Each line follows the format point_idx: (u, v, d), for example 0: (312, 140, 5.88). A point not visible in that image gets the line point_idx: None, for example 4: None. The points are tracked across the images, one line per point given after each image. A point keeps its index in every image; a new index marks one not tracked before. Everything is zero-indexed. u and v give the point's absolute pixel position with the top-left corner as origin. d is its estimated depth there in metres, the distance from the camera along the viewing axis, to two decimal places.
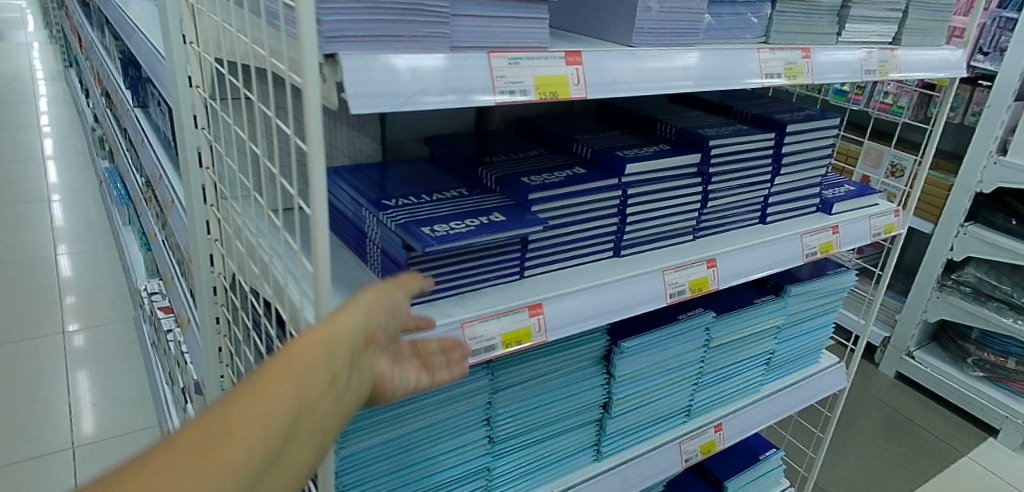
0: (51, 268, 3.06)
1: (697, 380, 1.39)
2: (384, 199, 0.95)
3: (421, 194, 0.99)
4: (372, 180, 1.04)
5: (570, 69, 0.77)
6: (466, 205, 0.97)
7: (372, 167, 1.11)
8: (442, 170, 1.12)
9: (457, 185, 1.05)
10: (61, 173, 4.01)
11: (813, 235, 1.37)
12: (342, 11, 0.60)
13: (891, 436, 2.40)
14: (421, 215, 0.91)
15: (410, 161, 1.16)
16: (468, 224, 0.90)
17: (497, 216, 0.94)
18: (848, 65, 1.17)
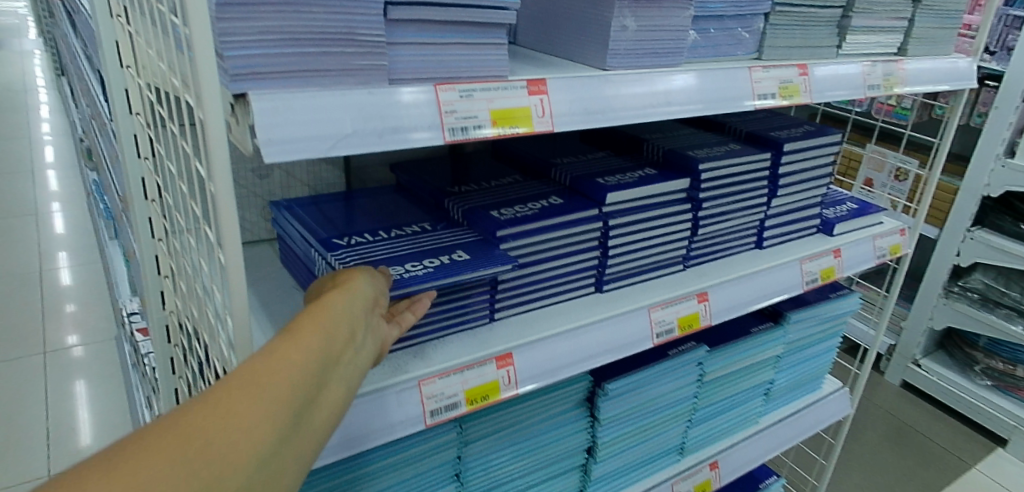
0: (45, 281, 2.91)
1: (691, 416, 1.30)
2: (336, 238, 0.86)
3: (380, 231, 0.91)
4: (327, 214, 0.94)
5: (534, 100, 0.68)
6: (427, 243, 0.88)
7: (330, 199, 1.02)
8: (407, 201, 1.02)
9: (421, 219, 0.96)
10: (55, 184, 3.88)
11: (813, 260, 1.28)
12: (251, 45, 0.51)
13: (897, 448, 2.29)
14: (373, 255, 0.82)
15: (375, 192, 1.07)
16: (426, 265, 0.81)
17: (462, 254, 0.85)
18: (850, 80, 1.07)
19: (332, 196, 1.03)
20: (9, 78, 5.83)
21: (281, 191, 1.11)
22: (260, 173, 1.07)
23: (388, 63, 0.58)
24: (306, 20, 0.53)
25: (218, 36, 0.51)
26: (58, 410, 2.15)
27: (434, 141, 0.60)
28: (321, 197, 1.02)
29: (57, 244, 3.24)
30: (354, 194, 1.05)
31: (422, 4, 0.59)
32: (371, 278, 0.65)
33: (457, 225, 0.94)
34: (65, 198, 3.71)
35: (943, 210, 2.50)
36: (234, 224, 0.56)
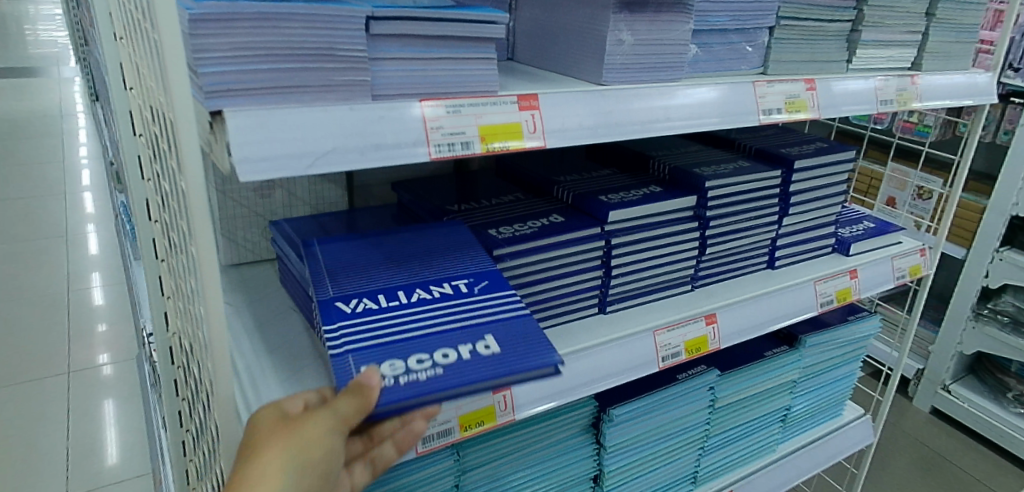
0: (81, 301, 2.82)
1: (703, 444, 1.25)
2: (349, 307, 0.73)
3: (408, 294, 0.76)
4: (352, 272, 0.80)
5: (525, 115, 0.66)
6: (455, 316, 0.73)
7: (366, 249, 0.87)
8: (452, 246, 0.87)
9: (459, 274, 0.80)
10: (94, 203, 3.84)
11: (828, 281, 1.24)
12: (226, 61, 0.51)
13: (929, 480, 2.19)
14: (384, 341, 0.68)
15: (421, 233, 0.91)
16: (442, 361, 0.66)
17: (491, 345, 0.69)
18: (860, 94, 1.04)
19: (369, 244, 0.89)
20: (46, 105, 5.92)
21: (282, 211, 1.07)
22: (261, 192, 1.03)
23: (371, 77, 0.57)
24: (283, 35, 0.52)
25: (192, 51, 0.50)
26: (84, 432, 2.07)
27: (416, 156, 0.59)
28: (356, 245, 0.88)
29: (88, 263, 3.16)
30: (394, 238, 0.90)
31: (407, 18, 0.58)
32: (307, 457, 0.53)
33: (498, 294, 0.77)
34: (98, 218, 3.66)
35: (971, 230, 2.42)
36: (210, 240, 0.55)
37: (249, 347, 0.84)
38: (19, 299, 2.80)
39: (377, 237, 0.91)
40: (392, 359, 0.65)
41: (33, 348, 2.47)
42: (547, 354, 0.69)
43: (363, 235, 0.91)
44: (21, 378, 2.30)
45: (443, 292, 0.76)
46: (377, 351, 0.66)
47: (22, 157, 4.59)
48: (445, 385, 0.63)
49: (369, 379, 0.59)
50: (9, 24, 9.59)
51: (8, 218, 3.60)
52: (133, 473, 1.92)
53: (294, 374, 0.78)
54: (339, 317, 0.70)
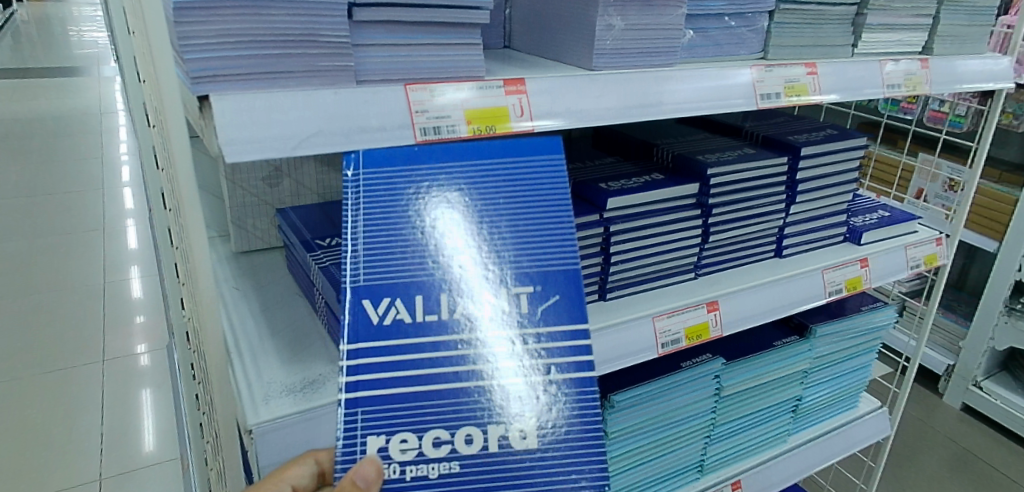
0: (121, 291, 2.89)
1: (710, 433, 1.25)
2: (376, 316, 0.60)
3: (454, 305, 0.61)
4: (393, 247, 0.62)
5: (512, 99, 0.67)
6: (501, 363, 0.60)
7: (423, 186, 0.64)
8: (531, 215, 0.65)
9: (526, 277, 0.63)
10: (123, 200, 3.93)
11: (838, 270, 1.22)
12: (211, 48, 0.53)
13: (954, 477, 2.13)
14: (406, 398, 0.59)
15: (502, 165, 0.66)
16: (463, 451, 0.58)
17: (528, 437, 0.59)
18: (868, 79, 1.02)
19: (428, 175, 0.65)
20: (87, 104, 6.09)
21: (291, 200, 1.09)
22: (269, 181, 1.05)
23: (355, 63, 0.59)
24: (266, 23, 0.54)
25: (178, 39, 0.52)
26: (121, 418, 2.12)
27: (403, 138, 0.60)
28: (409, 176, 0.64)
29: (126, 256, 3.24)
30: (465, 165, 0.66)
31: (390, 5, 0.60)
32: None
33: (567, 339, 0.61)
34: (136, 212, 3.76)
35: (1003, 222, 2.34)
36: (200, 220, 0.59)
37: (252, 328, 0.86)
38: (58, 290, 2.89)
39: (443, 154, 0.66)
40: (404, 430, 0.58)
41: (73, 337, 2.55)
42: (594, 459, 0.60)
43: (425, 148, 0.66)
44: (60, 366, 2.37)
45: (496, 322, 0.61)
46: (394, 412, 0.58)
47: (64, 154, 4.73)
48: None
49: (362, 480, 0.55)
50: (51, 26, 9.86)
51: (50, 213, 3.72)
52: (165, 458, 1.97)
53: (296, 354, 0.80)
54: (361, 339, 0.59)
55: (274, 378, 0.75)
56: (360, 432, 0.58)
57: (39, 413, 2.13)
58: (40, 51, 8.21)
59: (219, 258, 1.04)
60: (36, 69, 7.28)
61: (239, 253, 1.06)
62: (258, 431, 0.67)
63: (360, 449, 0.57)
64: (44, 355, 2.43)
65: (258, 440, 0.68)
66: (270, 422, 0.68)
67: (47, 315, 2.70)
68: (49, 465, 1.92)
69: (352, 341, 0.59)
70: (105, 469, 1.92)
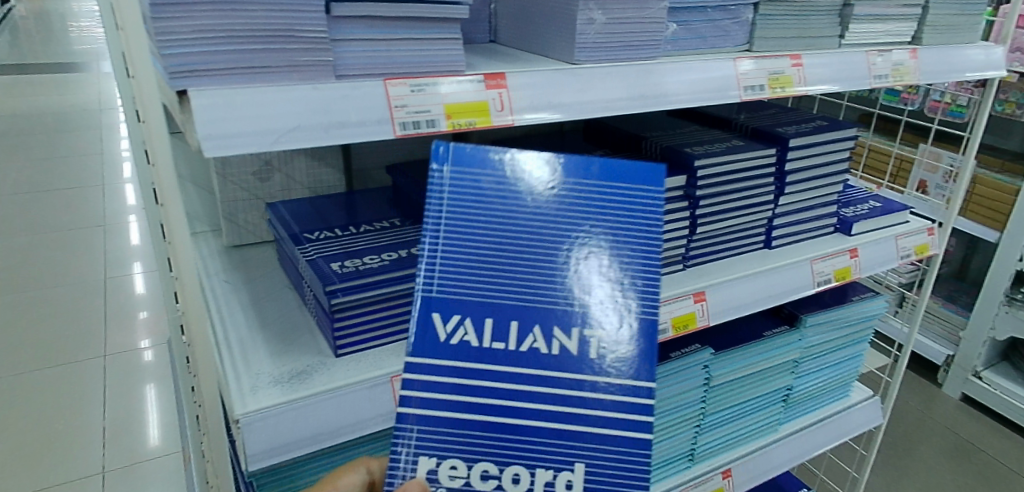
0: (124, 287, 2.92)
1: (700, 422, 1.26)
2: (443, 331, 0.59)
3: (525, 334, 0.59)
4: (469, 262, 0.61)
5: (491, 94, 0.68)
6: (562, 406, 0.58)
7: (510, 202, 0.62)
8: (619, 250, 0.62)
9: (603, 318, 0.60)
10: (124, 196, 3.95)
11: (826, 260, 1.23)
12: (189, 43, 0.54)
13: (952, 467, 2.14)
14: (464, 424, 0.58)
15: (596, 190, 0.64)
16: (509, 490, 0.58)
17: (575, 489, 0.58)
18: (854, 68, 1.03)
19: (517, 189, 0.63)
20: (89, 100, 6.10)
21: (282, 194, 1.10)
22: (260, 175, 1.07)
23: (333, 58, 0.60)
24: (243, 18, 0.55)
25: (157, 34, 0.53)
26: (124, 412, 2.14)
27: (382, 133, 0.61)
28: (499, 189, 0.63)
29: (128, 251, 3.26)
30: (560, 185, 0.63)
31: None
32: None
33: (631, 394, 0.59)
34: (138, 208, 3.78)
35: (1003, 211, 2.33)
36: (180, 207, 0.63)
37: (242, 321, 0.87)
38: (61, 286, 2.92)
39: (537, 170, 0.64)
40: (455, 457, 0.58)
41: (76, 333, 2.57)
42: None
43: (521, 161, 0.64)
44: (64, 361, 2.40)
45: (566, 364, 0.59)
46: (448, 436, 0.58)
47: (66, 150, 4.75)
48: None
49: None
50: (53, 22, 9.87)
51: (53, 209, 3.74)
52: (166, 452, 1.99)
53: (284, 345, 0.82)
54: (428, 348, 0.58)
55: (263, 369, 0.76)
56: (410, 453, 0.57)
57: (44, 408, 2.16)
58: (42, 47, 8.23)
59: (210, 252, 1.06)
60: (37, 65, 7.29)
61: (230, 247, 1.07)
62: (245, 420, 0.68)
63: (412, 467, 0.57)
64: (48, 351, 2.46)
65: (245, 429, 0.68)
66: (257, 411, 0.69)
67: (51, 310, 2.72)
68: (54, 460, 1.95)
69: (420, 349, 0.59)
70: (109, 463, 1.94)
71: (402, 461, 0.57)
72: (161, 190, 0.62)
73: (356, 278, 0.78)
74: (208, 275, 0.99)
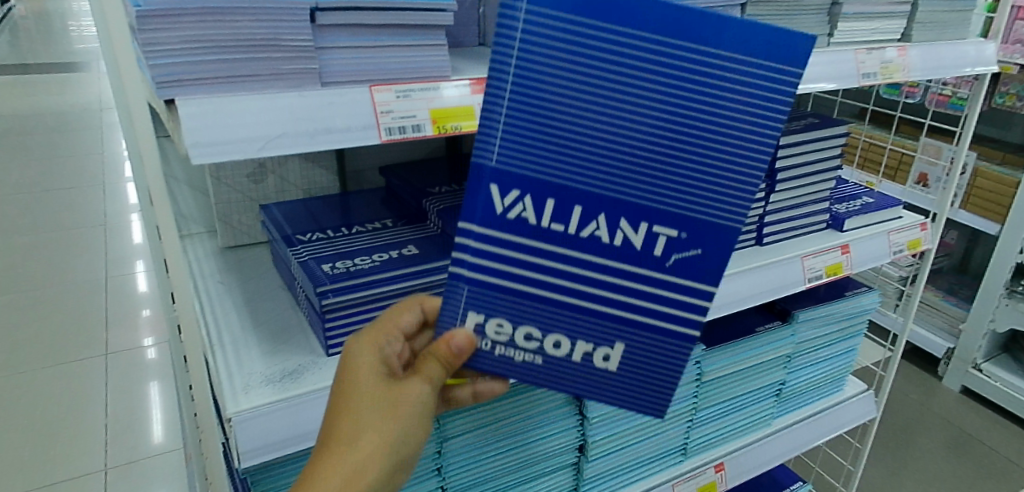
0: (127, 286, 2.94)
1: (692, 417, 1.28)
2: (501, 205, 0.54)
3: (591, 219, 0.55)
4: (538, 134, 0.52)
5: (476, 99, 0.69)
6: (614, 295, 0.58)
7: (595, 65, 0.51)
8: (707, 143, 0.55)
9: (675, 217, 0.56)
10: (125, 195, 3.98)
11: (817, 256, 1.24)
12: (176, 53, 0.55)
13: (950, 459, 2.15)
14: (514, 292, 0.57)
15: (703, 63, 0.53)
16: (550, 352, 0.60)
17: (611, 360, 0.61)
18: (843, 65, 1.04)
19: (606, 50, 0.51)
20: (89, 99, 6.12)
21: (277, 195, 1.12)
22: (254, 177, 1.08)
23: (319, 65, 0.61)
24: (230, 28, 0.57)
25: (144, 45, 0.55)
26: (127, 410, 2.17)
27: (368, 139, 0.62)
28: (586, 50, 0.51)
29: (130, 250, 3.29)
30: (662, 49, 0.52)
31: (353, 8, 0.62)
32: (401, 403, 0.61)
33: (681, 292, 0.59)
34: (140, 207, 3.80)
35: (1004, 204, 2.34)
36: (170, 211, 0.65)
37: (236, 321, 0.89)
38: (64, 285, 2.95)
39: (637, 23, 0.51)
40: (501, 316, 0.58)
41: (79, 331, 2.60)
42: (647, 398, 0.63)
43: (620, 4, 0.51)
44: (68, 359, 2.43)
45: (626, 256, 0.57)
46: (498, 299, 0.57)
47: (69, 150, 4.78)
48: (531, 377, 0.61)
49: (457, 347, 0.58)
50: (54, 21, 9.89)
51: (56, 209, 3.77)
52: (168, 449, 2.02)
53: (275, 345, 0.83)
54: (483, 220, 0.54)
55: (255, 369, 0.78)
56: (465, 306, 0.58)
57: (48, 406, 2.19)
58: (43, 46, 8.25)
59: (205, 254, 1.08)
60: (39, 64, 7.32)
61: (225, 248, 1.09)
62: (237, 419, 0.70)
63: (462, 316, 0.58)
64: (53, 349, 2.49)
65: (237, 426, 0.70)
66: (248, 410, 0.71)
67: (55, 309, 2.75)
68: (59, 457, 1.98)
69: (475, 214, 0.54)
70: (111, 460, 1.97)
71: (454, 310, 0.58)
72: (153, 193, 0.64)
73: (347, 279, 0.79)
74: (203, 277, 1.01)
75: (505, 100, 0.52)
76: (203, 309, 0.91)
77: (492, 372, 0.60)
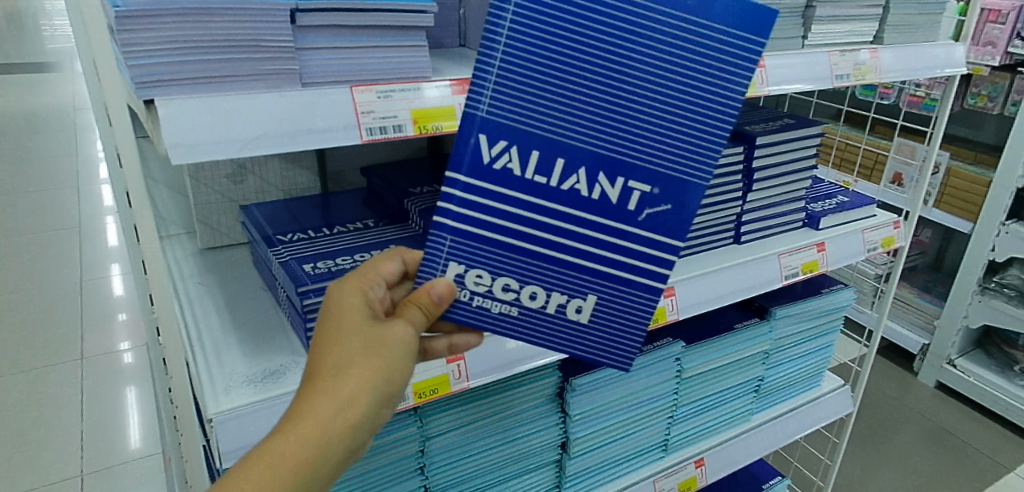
0: (103, 289, 2.90)
1: (672, 413, 1.29)
2: (488, 154, 0.55)
3: (573, 172, 0.56)
4: (526, 88, 0.54)
5: (457, 99, 0.69)
6: (591, 249, 0.59)
7: (582, 25, 0.54)
8: (685, 105, 0.56)
9: (650, 171, 0.57)
10: (100, 197, 3.92)
11: (794, 254, 1.26)
12: (155, 54, 0.55)
13: (925, 452, 2.20)
14: (493, 245, 0.58)
15: (684, 29, 0.55)
16: (526, 304, 0.61)
17: (584, 312, 0.62)
18: (817, 67, 1.06)
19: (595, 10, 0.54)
20: (62, 100, 6.01)
21: (257, 196, 1.12)
22: (234, 178, 1.08)
23: (299, 66, 0.62)
24: (210, 29, 0.57)
25: (121, 46, 0.55)
26: (104, 415, 2.14)
27: (348, 139, 0.62)
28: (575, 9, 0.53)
29: (105, 253, 3.24)
30: (645, 13, 0.54)
31: (334, 10, 0.63)
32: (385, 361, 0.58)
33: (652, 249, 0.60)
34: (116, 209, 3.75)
35: (976, 203, 2.39)
36: (150, 211, 0.65)
37: (216, 322, 0.88)
38: (38, 289, 2.90)
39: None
40: (481, 268, 0.59)
41: (53, 335, 2.56)
42: (620, 349, 0.64)
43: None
44: (42, 364, 2.39)
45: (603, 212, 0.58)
46: (480, 251, 0.58)
47: (41, 151, 4.70)
48: (507, 329, 0.62)
49: (438, 297, 0.58)
50: (26, 20, 9.71)
51: (29, 212, 3.71)
52: (146, 454, 1.99)
53: (257, 346, 0.83)
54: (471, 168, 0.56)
55: (235, 370, 0.78)
56: (445, 256, 0.58)
57: (22, 412, 2.15)
58: (14, 46, 8.10)
59: (184, 255, 1.07)
60: (11, 65, 7.19)
61: (204, 250, 1.08)
62: (219, 419, 0.70)
63: (443, 266, 0.59)
64: (26, 354, 2.45)
65: (218, 427, 0.70)
66: (229, 410, 0.71)
67: (28, 313, 2.71)
68: (34, 463, 1.95)
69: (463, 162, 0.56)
70: (88, 465, 1.94)
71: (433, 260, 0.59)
72: (131, 193, 0.64)
73: (329, 278, 0.80)
74: (183, 279, 1.00)
75: (496, 51, 0.53)
76: (184, 311, 0.91)
77: (469, 324, 0.61)
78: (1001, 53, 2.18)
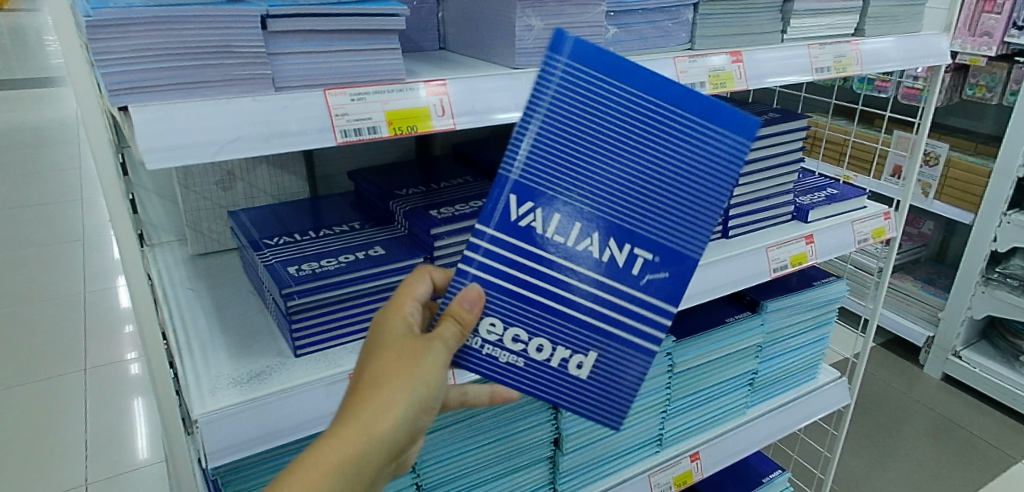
0: (109, 300, 2.93)
1: (666, 408, 1.30)
2: (515, 213, 0.59)
3: (608, 242, 0.60)
4: (549, 159, 0.58)
5: (432, 100, 0.70)
6: (607, 310, 0.62)
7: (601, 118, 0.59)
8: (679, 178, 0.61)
9: (653, 241, 0.61)
10: (103, 210, 3.94)
11: (782, 247, 1.26)
12: (126, 62, 0.57)
13: (930, 445, 2.19)
14: (523, 301, 0.61)
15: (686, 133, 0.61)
16: (532, 355, 0.62)
17: (584, 368, 0.63)
18: (796, 60, 1.06)
19: (582, 89, 0.59)
20: (65, 115, 6.05)
21: (246, 203, 1.14)
22: (222, 185, 1.10)
23: (271, 71, 0.63)
24: (181, 36, 0.59)
25: (93, 54, 0.56)
26: (110, 425, 2.17)
27: (323, 141, 0.64)
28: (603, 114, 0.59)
29: (110, 265, 3.27)
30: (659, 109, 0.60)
31: (304, 15, 0.64)
32: (429, 370, 0.56)
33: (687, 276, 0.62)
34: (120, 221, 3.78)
35: (978, 194, 2.38)
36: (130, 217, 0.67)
37: (204, 326, 0.90)
38: (41, 303, 2.92)
39: (603, 68, 0.59)
40: (517, 328, 0.61)
41: (55, 349, 2.58)
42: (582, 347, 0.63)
43: (581, 45, 0.59)
44: (44, 376, 2.41)
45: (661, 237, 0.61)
46: (500, 303, 0.60)
47: (46, 165, 4.75)
48: (516, 381, 0.63)
49: (467, 303, 0.59)
50: (29, 36, 9.78)
51: (35, 225, 3.74)
52: (151, 462, 2.01)
53: (244, 347, 0.85)
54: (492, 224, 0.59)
55: (222, 371, 0.79)
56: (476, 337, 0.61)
57: (26, 424, 2.18)
58: (19, 63, 8.22)
59: (175, 261, 1.09)
60: (14, 80, 7.27)
61: (196, 256, 1.10)
62: (205, 419, 0.71)
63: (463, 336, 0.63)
64: (31, 366, 2.48)
65: (205, 427, 0.71)
66: (216, 411, 0.72)
67: (33, 326, 2.74)
68: (41, 474, 1.97)
69: (486, 227, 0.59)
70: (93, 474, 1.97)
71: (456, 274, 0.60)
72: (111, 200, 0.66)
73: (312, 280, 0.81)
74: (173, 285, 1.01)
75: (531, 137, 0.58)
76: (172, 315, 0.92)
77: (506, 384, 0.63)
78: (997, 43, 2.17)
